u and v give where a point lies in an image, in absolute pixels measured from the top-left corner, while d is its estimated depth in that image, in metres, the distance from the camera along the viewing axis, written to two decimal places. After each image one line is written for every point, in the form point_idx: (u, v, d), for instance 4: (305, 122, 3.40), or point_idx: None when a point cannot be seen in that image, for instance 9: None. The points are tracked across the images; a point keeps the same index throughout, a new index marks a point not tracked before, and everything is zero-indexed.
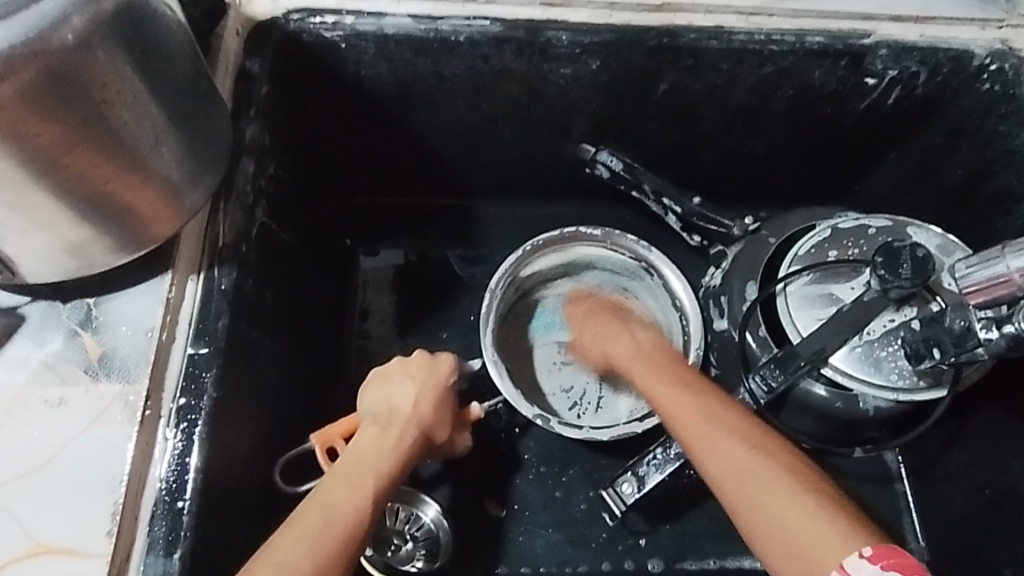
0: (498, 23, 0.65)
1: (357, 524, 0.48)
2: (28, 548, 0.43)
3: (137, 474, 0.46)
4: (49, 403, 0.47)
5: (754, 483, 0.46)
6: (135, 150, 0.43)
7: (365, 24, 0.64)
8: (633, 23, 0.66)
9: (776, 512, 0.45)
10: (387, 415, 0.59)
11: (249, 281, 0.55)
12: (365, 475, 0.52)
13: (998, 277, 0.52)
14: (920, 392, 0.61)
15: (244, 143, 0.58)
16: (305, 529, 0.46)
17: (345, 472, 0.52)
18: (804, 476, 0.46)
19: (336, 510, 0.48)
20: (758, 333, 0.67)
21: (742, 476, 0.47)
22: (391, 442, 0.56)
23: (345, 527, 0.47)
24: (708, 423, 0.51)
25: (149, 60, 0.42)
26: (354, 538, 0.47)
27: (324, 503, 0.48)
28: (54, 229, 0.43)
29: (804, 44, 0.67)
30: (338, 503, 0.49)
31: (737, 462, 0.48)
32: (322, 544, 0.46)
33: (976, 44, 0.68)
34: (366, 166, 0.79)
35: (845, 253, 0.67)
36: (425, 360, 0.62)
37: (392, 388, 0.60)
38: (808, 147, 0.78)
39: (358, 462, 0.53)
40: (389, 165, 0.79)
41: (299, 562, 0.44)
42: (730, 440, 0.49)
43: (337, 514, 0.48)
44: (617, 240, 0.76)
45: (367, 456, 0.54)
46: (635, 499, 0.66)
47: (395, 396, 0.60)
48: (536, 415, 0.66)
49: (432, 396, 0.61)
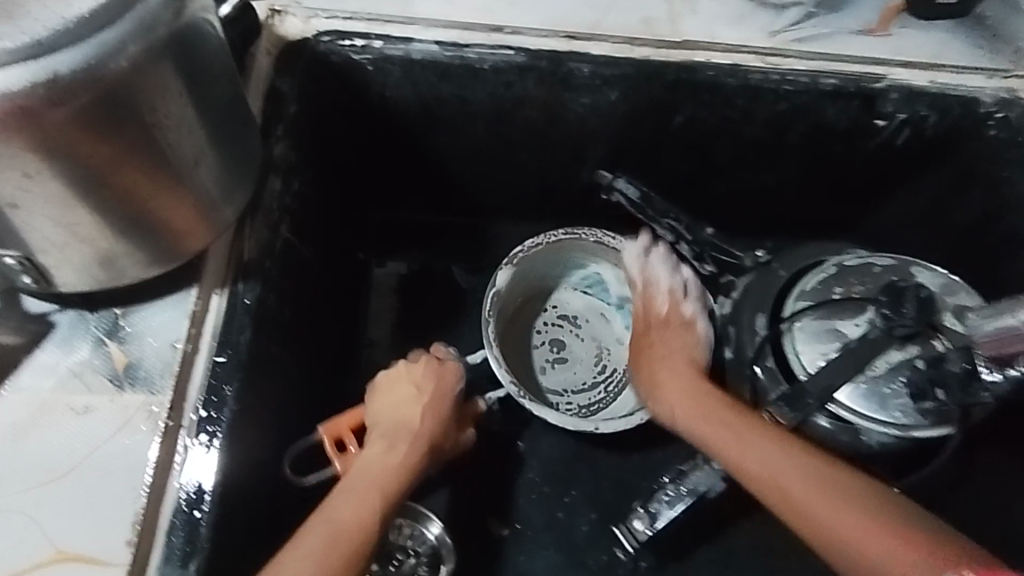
0: (522, 52, 0.67)
1: (362, 540, 0.50)
2: (49, 555, 0.44)
3: (158, 486, 0.46)
4: (75, 410, 0.48)
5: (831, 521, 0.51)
6: (176, 168, 0.44)
7: (393, 49, 0.66)
8: (653, 58, 0.68)
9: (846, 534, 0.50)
10: (392, 425, 0.59)
11: (271, 297, 0.56)
12: (371, 491, 0.54)
13: (1006, 330, 0.54)
14: (922, 429, 0.63)
15: (272, 159, 0.60)
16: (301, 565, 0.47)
17: (353, 490, 0.53)
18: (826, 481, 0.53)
19: (341, 525, 0.50)
20: (766, 364, 0.69)
21: (824, 516, 0.52)
22: (398, 456, 0.57)
23: (350, 543, 0.49)
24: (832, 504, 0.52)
25: (194, 83, 0.44)
26: (359, 551, 0.50)
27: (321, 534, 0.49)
28: (92, 243, 0.44)
29: (818, 85, 0.69)
30: (333, 534, 0.49)
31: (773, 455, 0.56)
32: (326, 557, 0.48)
33: (985, 92, 0.70)
34: (369, 169, 0.78)
35: (850, 290, 0.69)
36: (432, 367, 0.63)
37: (399, 397, 0.61)
38: (816, 184, 0.80)
39: (365, 476, 0.55)
40: (385, 169, 0.79)
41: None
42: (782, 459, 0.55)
43: (332, 547, 0.49)
44: (601, 238, 0.77)
45: (374, 469, 0.55)
46: (651, 533, 0.67)
47: (403, 405, 0.61)
48: (512, 383, 0.68)
49: (434, 405, 0.62)
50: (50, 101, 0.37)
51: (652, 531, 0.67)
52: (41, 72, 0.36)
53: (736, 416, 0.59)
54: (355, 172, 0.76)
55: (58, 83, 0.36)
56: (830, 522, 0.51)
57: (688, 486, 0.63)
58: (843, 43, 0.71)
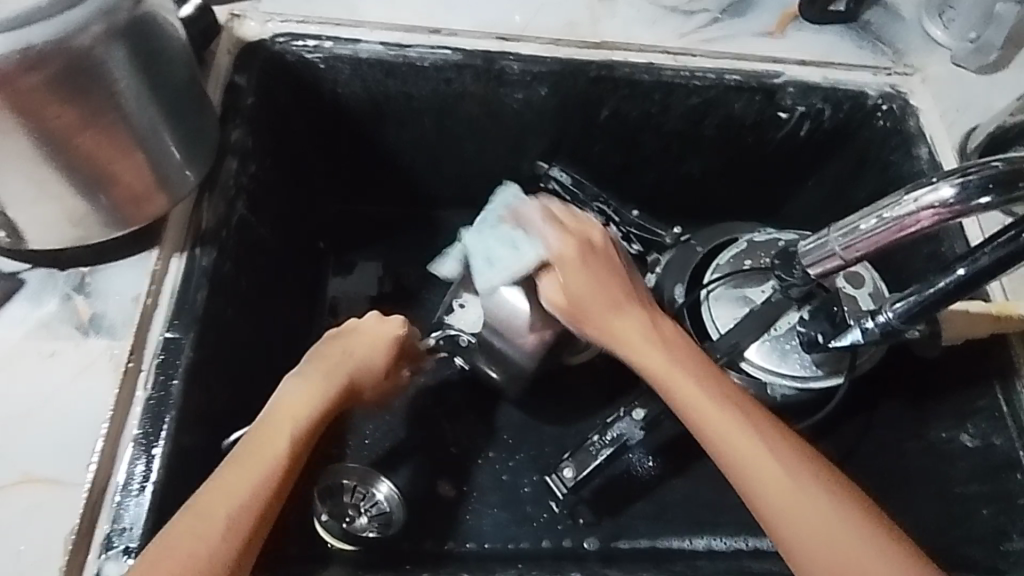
0: (459, 52, 0.75)
1: (275, 476, 0.52)
2: (17, 478, 0.49)
3: (119, 418, 0.52)
4: (43, 354, 0.53)
5: (813, 506, 0.51)
6: (135, 136, 0.51)
7: (343, 50, 0.74)
8: (576, 57, 0.77)
9: (834, 543, 0.50)
10: (319, 371, 0.60)
11: (227, 263, 0.62)
12: (286, 432, 0.55)
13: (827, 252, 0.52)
14: (818, 380, 0.71)
15: (229, 143, 0.67)
16: (229, 495, 0.50)
17: (268, 430, 0.55)
18: (826, 486, 0.52)
19: (255, 464, 0.52)
20: (683, 329, 0.76)
21: (822, 535, 0.51)
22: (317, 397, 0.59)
23: (263, 480, 0.51)
24: (823, 515, 0.51)
25: (153, 62, 0.50)
26: (271, 486, 0.51)
27: (245, 467, 0.52)
28: (62, 201, 0.51)
29: (723, 80, 0.78)
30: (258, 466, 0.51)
31: (765, 463, 0.53)
32: (241, 492, 0.50)
33: (870, 87, 0.80)
34: (326, 163, 0.85)
35: (758, 262, 0.77)
36: (377, 321, 0.65)
37: (338, 345, 0.63)
38: (732, 173, 0.89)
39: (284, 416, 0.56)
40: (340, 163, 0.85)
41: (212, 536, 0.48)
42: (790, 475, 0.52)
43: (257, 480, 0.51)
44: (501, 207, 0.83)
45: (294, 409, 0.57)
46: (574, 483, 0.72)
47: (336, 352, 0.62)
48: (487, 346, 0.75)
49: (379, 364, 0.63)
50: (25, 68, 0.43)
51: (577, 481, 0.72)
52: (18, 43, 0.42)
53: (764, 450, 0.53)
54: (313, 164, 0.83)
55: (32, 52, 0.43)
56: (859, 550, 0.50)
57: (611, 435, 0.71)
58: (745, 44, 0.80)
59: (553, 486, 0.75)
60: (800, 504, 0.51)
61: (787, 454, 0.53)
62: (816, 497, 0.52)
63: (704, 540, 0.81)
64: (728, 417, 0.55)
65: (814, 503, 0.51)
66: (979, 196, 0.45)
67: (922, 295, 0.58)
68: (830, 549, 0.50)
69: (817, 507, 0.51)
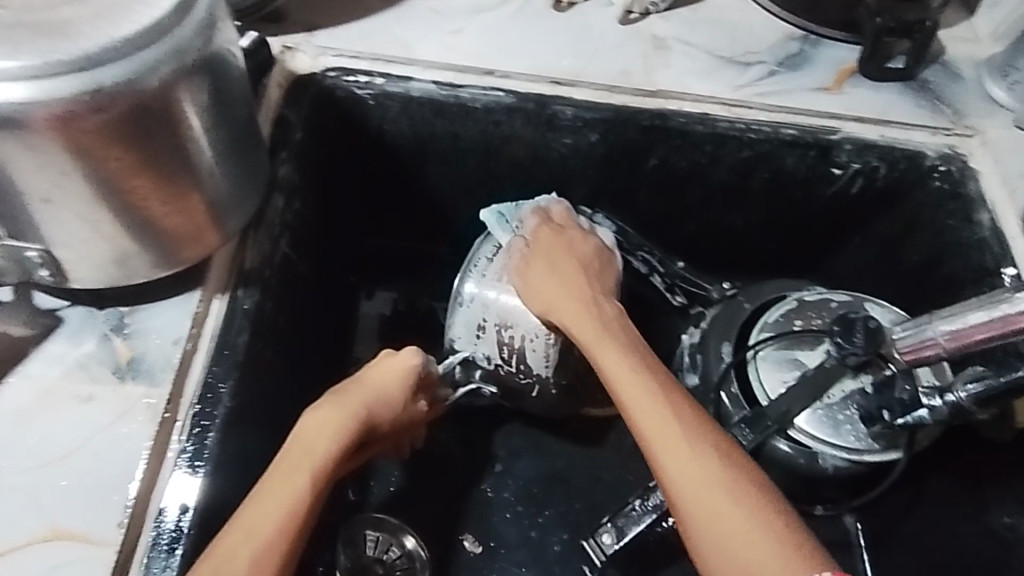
0: (511, 94, 0.74)
1: (296, 516, 0.49)
2: (44, 533, 0.47)
3: (153, 470, 0.49)
4: (78, 398, 0.51)
5: (706, 490, 0.49)
6: (191, 178, 0.49)
7: (393, 86, 0.72)
8: (629, 105, 0.75)
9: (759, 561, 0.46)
10: (334, 404, 0.57)
11: (268, 304, 0.60)
12: (304, 466, 0.52)
13: (926, 340, 0.51)
14: (873, 454, 0.68)
15: (276, 179, 0.65)
16: (250, 536, 0.47)
17: (287, 463, 0.52)
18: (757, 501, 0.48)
19: (277, 504, 0.49)
20: (730, 390, 0.73)
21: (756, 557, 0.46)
22: (335, 428, 0.55)
23: (287, 520, 0.49)
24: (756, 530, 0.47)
25: (216, 103, 0.49)
26: (293, 528, 0.49)
27: (265, 505, 0.49)
28: (111, 242, 0.48)
29: (779, 134, 0.76)
30: (278, 502, 0.49)
31: (700, 473, 0.49)
32: (262, 536, 0.47)
33: (929, 147, 0.78)
34: (365, 197, 0.83)
35: (809, 323, 0.74)
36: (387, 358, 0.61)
37: (363, 381, 0.60)
38: (779, 228, 0.87)
39: (304, 448, 0.53)
40: (380, 198, 0.84)
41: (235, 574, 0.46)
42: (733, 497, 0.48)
43: (277, 519, 0.49)
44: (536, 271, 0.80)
45: (311, 441, 0.54)
46: (613, 550, 0.69)
47: (360, 388, 0.59)
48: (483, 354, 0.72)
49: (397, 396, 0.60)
50: (91, 109, 0.41)
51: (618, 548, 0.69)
52: (87, 84, 0.41)
53: (694, 452, 0.50)
54: (354, 198, 0.82)
55: (101, 94, 0.41)
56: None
57: (654, 501, 0.68)
58: (802, 99, 0.79)
59: (590, 551, 0.71)
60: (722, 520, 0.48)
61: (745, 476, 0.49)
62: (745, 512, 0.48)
63: None
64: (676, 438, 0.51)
65: (725, 506, 0.48)
66: None
67: (997, 380, 0.55)
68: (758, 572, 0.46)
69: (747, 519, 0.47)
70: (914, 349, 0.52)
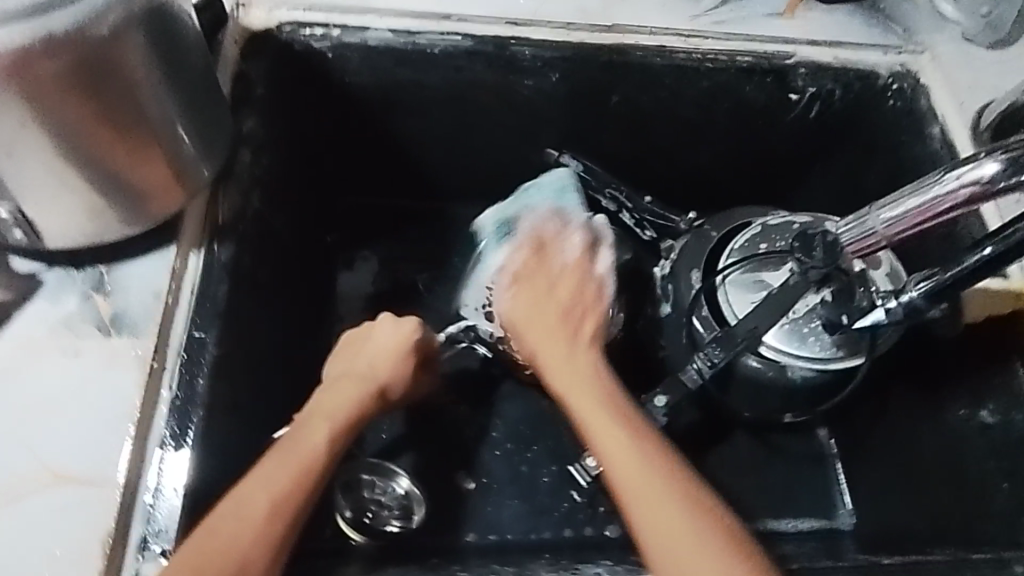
0: (469, 38, 0.74)
1: (312, 464, 0.52)
2: (45, 481, 0.49)
3: (146, 416, 0.51)
4: (66, 353, 0.53)
5: (656, 495, 0.53)
6: (155, 128, 0.50)
7: (350, 37, 0.72)
8: (588, 42, 0.76)
9: (699, 560, 0.51)
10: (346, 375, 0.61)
11: (245, 257, 0.61)
12: (319, 424, 0.56)
13: (867, 233, 0.52)
14: (837, 362, 0.71)
15: (242, 135, 0.65)
16: (269, 479, 0.50)
17: (303, 423, 0.56)
18: (702, 506, 0.53)
19: (294, 455, 0.53)
20: (701, 314, 0.76)
21: (694, 556, 0.51)
22: (348, 396, 0.59)
23: (303, 465, 0.52)
24: (694, 531, 0.52)
25: (172, 51, 0.49)
26: (307, 473, 0.52)
27: (282, 456, 0.52)
28: (81, 196, 0.49)
29: (735, 62, 0.78)
30: (298, 453, 0.53)
31: (640, 471, 0.54)
32: (278, 481, 0.50)
33: (881, 66, 0.79)
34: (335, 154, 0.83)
35: (774, 245, 0.76)
36: (390, 322, 0.65)
37: (370, 351, 0.63)
38: (743, 160, 0.88)
39: (319, 411, 0.57)
40: (351, 154, 0.84)
41: (257, 507, 0.49)
42: (672, 498, 0.53)
43: (294, 467, 0.52)
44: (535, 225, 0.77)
45: (325, 405, 0.58)
46: (598, 472, 0.73)
47: (371, 357, 0.63)
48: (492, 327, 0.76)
49: (396, 356, 0.63)
50: (45, 56, 0.42)
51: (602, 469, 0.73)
52: (38, 30, 0.41)
53: (636, 449, 0.56)
54: (324, 155, 0.82)
55: (52, 40, 0.42)
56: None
57: None
58: (757, 26, 0.80)
59: (577, 474, 0.76)
60: (661, 519, 0.52)
61: (673, 469, 0.55)
62: (692, 520, 0.52)
63: None
64: (616, 431, 0.57)
65: (672, 515, 0.52)
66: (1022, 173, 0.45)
67: (945, 276, 0.58)
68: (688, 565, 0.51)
69: (692, 522, 0.52)
70: (862, 232, 0.53)
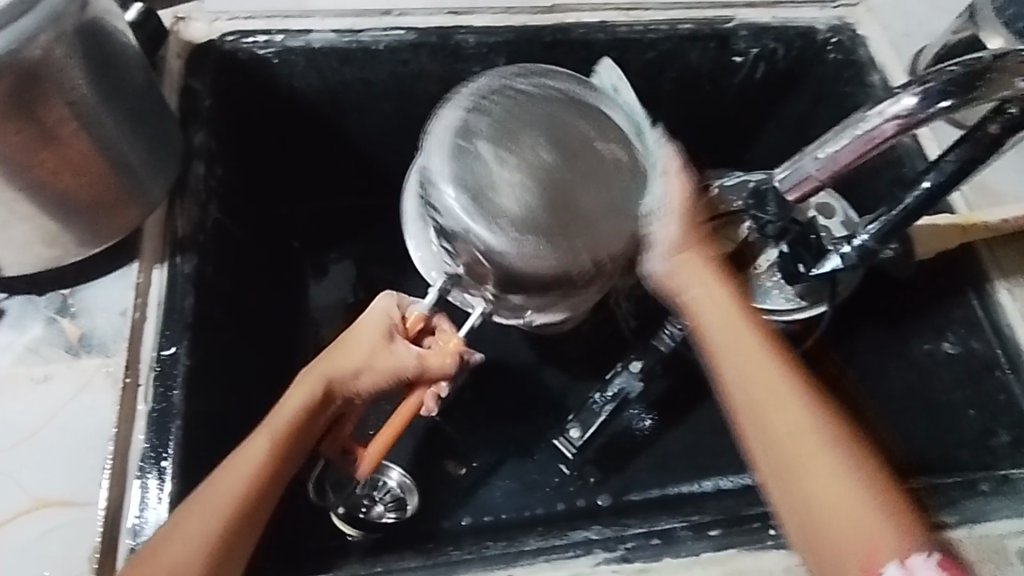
0: (413, 31, 0.75)
1: (253, 486, 0.50)
2: (28, 504, 0.49)
3: (123, 432, 0.52)
4: (35, 379, 0.53)
5: (815, 456, 0.50)
6: (101, 146, 0.50)
7: (294, 41, 0.73)
8: (530, 24, 0.77)
9: (857, 520, 0.48)
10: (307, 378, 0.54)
11: (209, 267, 0.61)
12: (264, 440, 0.52)
13: (804, 176, 0.55)
14: (800, 312, 0.74)
15: (194, 147, 0.66)
16: (210, 502, 0.48)
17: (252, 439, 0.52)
18: (856, 454, 0.50)
19: (236, 475, 0.50)
20: None
21: (849, 514, 0.48)
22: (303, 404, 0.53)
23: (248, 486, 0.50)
24: (851, 491, 0.48)
25: (109, 68, 0.50)
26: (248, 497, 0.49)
27: (226, 475, 0.50)
28: (33, 221, 0.50)
29: (677, 31, 0.79)
30: (241, 473, 0.50)
31: (793, 429, 0.51)
32: (219, 506, 0.48)
33: (819, 21, 0.81)
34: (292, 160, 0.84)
35: (731, 204, 0.78)
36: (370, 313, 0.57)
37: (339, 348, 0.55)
38: (696, 125, 0.90)
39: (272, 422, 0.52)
40: (308, 158, 0.84)
41: (198, 535, 0.47)
42: (827, 455, 0.50)
43: (236, 490, 0.49)
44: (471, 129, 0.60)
45: (281, 413, 0.53)
46: (582, 441, 0.80)
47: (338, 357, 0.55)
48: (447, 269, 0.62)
49: (383, 384, 0.55)
50: None
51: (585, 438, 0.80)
52: None
53: (794, 403, 0.52)
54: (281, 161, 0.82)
55: None
56: (887, 534, 0.47)
57: (609, 392, 0.78)
58: None
59: (561, 448, 0.82)
60: (823, 477, 0.49)
61: (828, 423, 0.51)
62: (841, 476, 0.49)
63: (712, 482, 0.82)
64: (778, 382, 0.53)
65: (826, 472, 0.49)
66: (941, 101, 0.48)
67: (892, 214, 0.60)
68: (831, 521, 0.48)
69: (842, 476, 0.49)
70: (798, 174, 0.55)
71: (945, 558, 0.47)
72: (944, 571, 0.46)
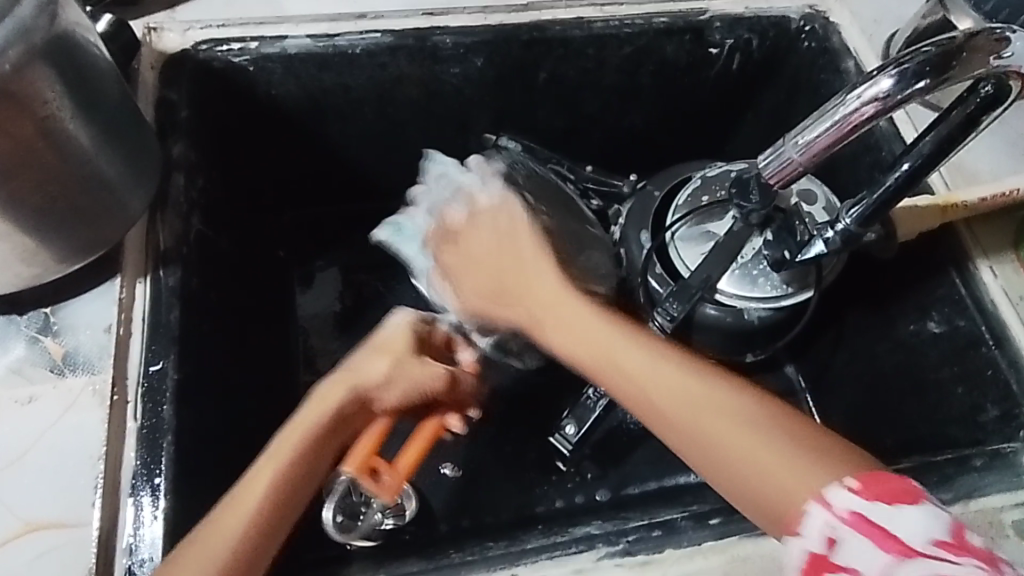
0: (389, 34, 0.74)
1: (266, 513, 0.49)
2: (19, 528, 0.48)
3: (113, 450, 0.51)
4: (19, 401, 0.52)
5: (685, 409, 0.50)
6: (75, 160, 0.49)
7: (269, 48, 0.72)
8: (506, 23, 0.77)
9: (748, 464, 0.46)
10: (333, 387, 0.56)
11: (193, 280, 0.60)
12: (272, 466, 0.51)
13: (786, 163, 0.54)
14: (789, 297, 0.74)
15: (172, 159, 0.65)
16: (221, 530, 0.48)
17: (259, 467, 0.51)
18: (732, 395, 0.49)
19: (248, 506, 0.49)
20: (655, 272, 0.77)
21: (739, 454, 0.47)
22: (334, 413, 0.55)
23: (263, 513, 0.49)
24: (734, 434, 0.47)
25: (80, 82, 0.49)
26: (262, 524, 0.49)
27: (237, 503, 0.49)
28: (9, 239, 0.48)
29: (652, 24, 0.79)
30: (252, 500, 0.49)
31: (676, 386, 0.51)
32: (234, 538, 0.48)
33: (791, 10, 0.82)
34: (273, 168, 0.83)
35: (715, 195, 0.78)
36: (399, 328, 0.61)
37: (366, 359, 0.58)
38: (675, 118, 0.91)
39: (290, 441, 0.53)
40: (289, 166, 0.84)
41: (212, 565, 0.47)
42: (703, 406, 0.49)
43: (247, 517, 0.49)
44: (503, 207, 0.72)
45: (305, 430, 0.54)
46: (578, 437, 0.80)
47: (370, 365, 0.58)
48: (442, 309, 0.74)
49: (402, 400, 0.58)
50: None
51: (580, 435, 0.80)
52: None
53: (658, 363, 0.53)
54: (261, 170, 0.82)
55: None
56: (792, 472, 0.45)
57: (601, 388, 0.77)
58: None
59: (557, 445, 0.82)
60: (699, 427, 0.49)
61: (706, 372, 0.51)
62: (728, 418, 0.48)
63: None
64: (636, 356, 0.54)
65: (710, 425, 0.48)
66: (916, 81, 0.49)
67: (874, 196, 0.60)
68: (746, 474, 0.46)
69: (723, 424, 0.48)
70: (779, 161, 0.55)
71: (866, 477, 0.42)
72: (866, 495, 0.41)
